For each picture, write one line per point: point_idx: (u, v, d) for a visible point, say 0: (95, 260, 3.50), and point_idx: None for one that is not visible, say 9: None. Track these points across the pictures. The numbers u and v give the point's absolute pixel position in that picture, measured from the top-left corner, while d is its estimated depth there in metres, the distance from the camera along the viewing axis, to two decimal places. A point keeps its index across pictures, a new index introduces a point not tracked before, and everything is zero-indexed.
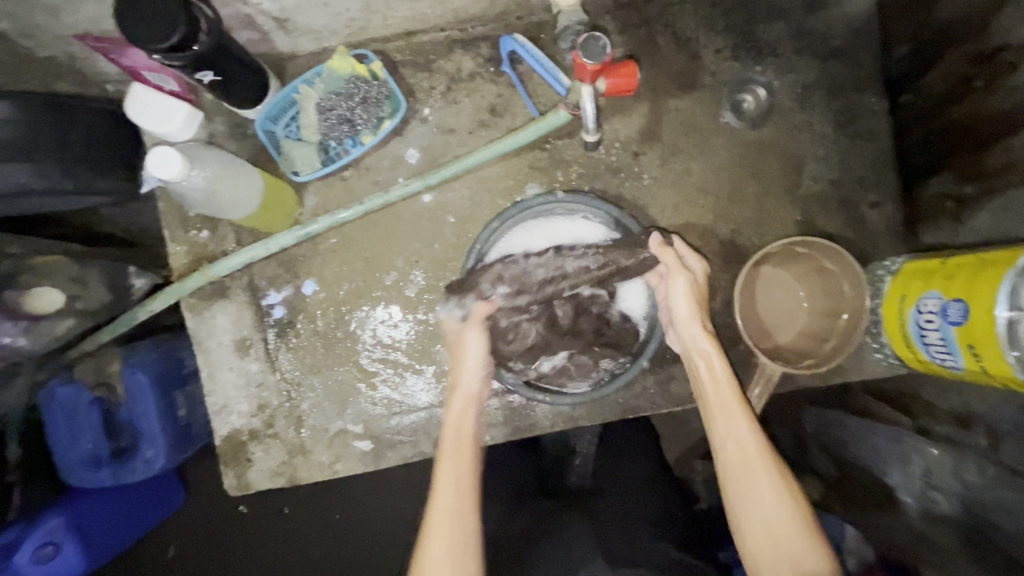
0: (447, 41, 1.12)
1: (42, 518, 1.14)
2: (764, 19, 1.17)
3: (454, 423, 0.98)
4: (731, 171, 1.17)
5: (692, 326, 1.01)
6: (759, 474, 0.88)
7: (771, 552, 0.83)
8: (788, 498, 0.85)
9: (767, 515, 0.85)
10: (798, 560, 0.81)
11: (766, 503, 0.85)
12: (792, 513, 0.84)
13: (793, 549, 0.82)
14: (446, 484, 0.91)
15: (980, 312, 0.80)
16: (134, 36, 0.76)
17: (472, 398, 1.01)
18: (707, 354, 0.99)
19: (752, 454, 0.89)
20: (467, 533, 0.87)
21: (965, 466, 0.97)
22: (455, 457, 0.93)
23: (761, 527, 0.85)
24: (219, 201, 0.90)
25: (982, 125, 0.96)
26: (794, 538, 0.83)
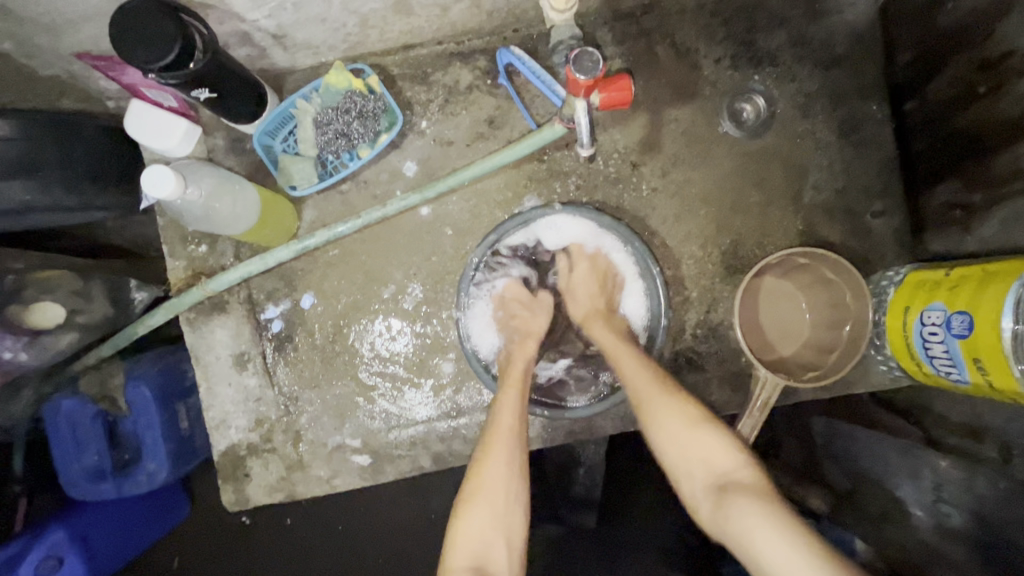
0: (445, 54, 1.12)
1: (45, 531, 1.11)
2: (763, 28, 1.16)
3: (511, 398, 0.97)
4: (731, 181, 1.15)
5: (574, 295, 1.09)
6: (659, 398, 0.92)
7: (690, 460, 0.88)
8: (692, 410, 0.90)
9: (679, 430, 0.89)
10: (711, 461, 0.87)
11: (674, 421, 0.90)
12: (699, 420, 0.89)
13: (706, 454, 0.88)
14: (496, 445, 0.92)
15: (985, 324, 0.78)
16: (133, 55, 0.77)
17: (522, 376, 1.00)
18: (588, 320, 1.07)
19: (646, 386, 0.94)
20: (507, 490, 0.89)
21: (975, 480, 0.95)
22: (510, 425, 0.94)
23: (671, 442, 0.89)
24: (216, 217, 0.91)
25: (988, 133, 0.95)
26: (704, 440, 0.88)
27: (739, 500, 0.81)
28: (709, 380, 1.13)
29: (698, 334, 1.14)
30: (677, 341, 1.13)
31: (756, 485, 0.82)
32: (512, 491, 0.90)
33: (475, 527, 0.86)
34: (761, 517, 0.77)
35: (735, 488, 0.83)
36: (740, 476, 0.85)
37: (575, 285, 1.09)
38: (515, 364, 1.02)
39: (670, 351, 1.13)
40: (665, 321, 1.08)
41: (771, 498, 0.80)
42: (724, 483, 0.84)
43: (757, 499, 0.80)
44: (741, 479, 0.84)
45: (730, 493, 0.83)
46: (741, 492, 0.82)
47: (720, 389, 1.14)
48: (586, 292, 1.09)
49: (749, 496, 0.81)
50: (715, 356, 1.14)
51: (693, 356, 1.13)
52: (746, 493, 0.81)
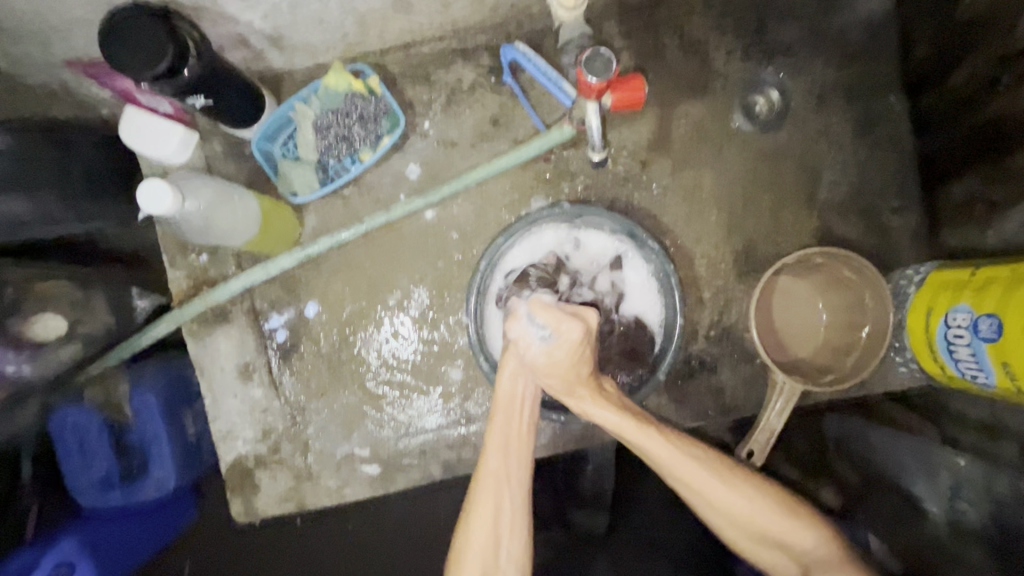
0: (446, 52, 1.08)
1: (56, 540, 1.09)
2: (776, 18, 1.11)
3: (501, 424, 0.86)
4: (744, 177, 1.12)
5: (552, 359, 0.82)
6: (721, 493, 0.88)
7: (758, 544, 0.90)
8: (753, 491, 0.89)
9: (755, 522, 0.88)
10: (790, 545, 0.88)
11: (739, 509, 0.88)
12: (765, 511, 0.88)
13: (783, 538, 0.88)
14: (487, 483, 0.85)
15: (1016, 328, 0.75)
16: (121, 63, 0.74)
17: (518, 400, 0.87)
18: (570, 392, 0.86)
19: (699, 475, 0.88)
20: (506, 532, 0.84)
21: (995, 479, 0.92)
22: (501, 460, 0.86)
23: (734, 526, 0.89)
24: (216, 228, 0.88)
25: (1011, 124, 0.91)
26: (787, 532, 0.88)
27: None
28: (723, 383, 1.11)
29: (712, 335, 1.11)
30: (690, 343, 1.11)
31: (839, 565, 0.86)
32: (507, 543, 0.85)
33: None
34: None
35: (821, 572, 0.86)
36: (820, 553, 0.88)
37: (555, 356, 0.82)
38: (506, 394, 0.87)
39: (683, 354, 1.11)
40: (682, 319, 1.04)
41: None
42: (809, 565, 0.88)
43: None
44: (822, 559, 0.87)
45: None
46: (830, 574, 0.85)
47: (734, 392, 1.11)
48: (565, 365, 0.82)
49: None
50: (729, 358, 1.11)
51: (707, 358, 1.11)
52: (834, 574, 0.85)
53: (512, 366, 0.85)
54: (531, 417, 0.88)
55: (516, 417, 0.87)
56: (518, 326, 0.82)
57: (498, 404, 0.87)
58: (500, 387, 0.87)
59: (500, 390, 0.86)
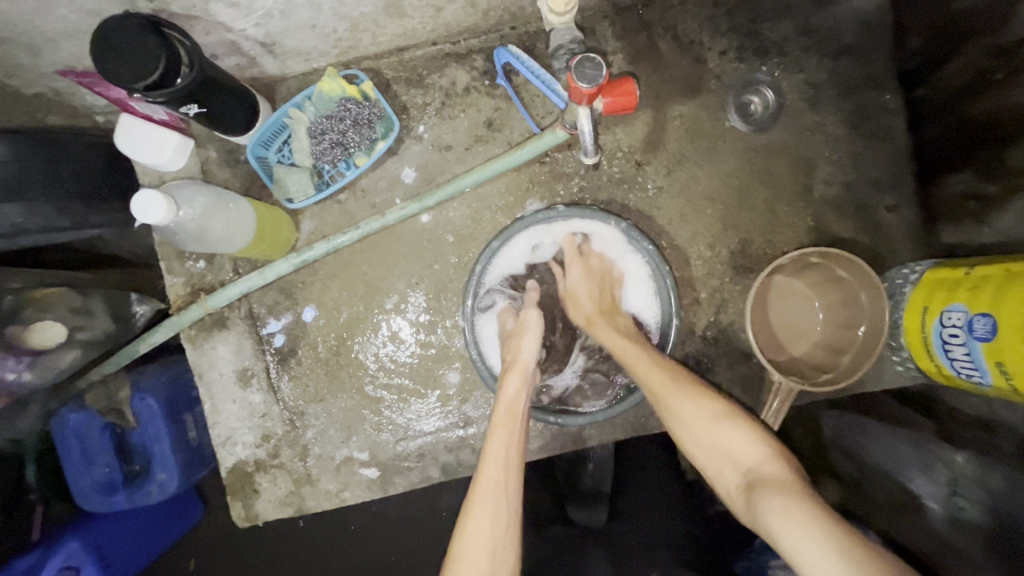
0: (440, 56, 1.08)
1: (61, 541, 1.11)
2: (769, 17, 1.11)
3: (501, 437, 0.88)
4: (739, 177, 1.12)
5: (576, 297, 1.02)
6: (674, 397, 0.89)
7: (712, 458, 0.85)
8: (708, 403, 0.87)
9: (706, 432, 0.86)
10: (735, 455, 0.83)
11: (690, 413, 0.87)
12: (715, 413, 0.86)
13: (728, 447, 0.83)
14: (486, 492, 0.82)
15: (1010, 327, 0.75)
16: (112, 74, 0.74)
17: (518, 413, 0.92)
18: (592, 322, 1.00)
19: (656, 380, 0.91)
20: (501, 543, 0.79)
21: (991, 475, 0.92)
22: (500, 471, 0.85)
23: (690, 432, 0.87)
24: (212, 236, 0.88)
25: (1003, 122, 0.91)
26: (730, 442, 0.84)
27: (765, 494, 0.75)
28: (720, 382, 1.11)
29: (708, 335, 1.11)
30: (686, 343, 1.11)
31: (784, 479, 0.76)
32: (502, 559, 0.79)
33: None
34: (784, 510, 0.72)
35: (760, 483, 0.77)
36: (767, 467, 0.79)
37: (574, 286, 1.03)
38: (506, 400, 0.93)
39: (680, 354, 1.11)
40: (678, 319, 1.05)
41: (798, 491, 0.73)
42: (749, 475, 0.80)
43: (783, 491, 0.74)
44: (769, 474, 0.78)
45: (754, 487, 0.78)
46: (767, 488, 0.76)
47: (731, 391, 1.11)
48: (585, 293, 1.02)
49: (773, 489, 0.75)
50: (726, 357, 1.11)
51: (703, 358, 1.11)
52: (772, 487, 0.75)
53: (516, 381, 0.94)
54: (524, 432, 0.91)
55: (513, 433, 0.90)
56: (534, 318, 0.99)
57: (498, 418, 0.90)
58: (505, 392, 0.93)
59: (503, 396, 0.92)
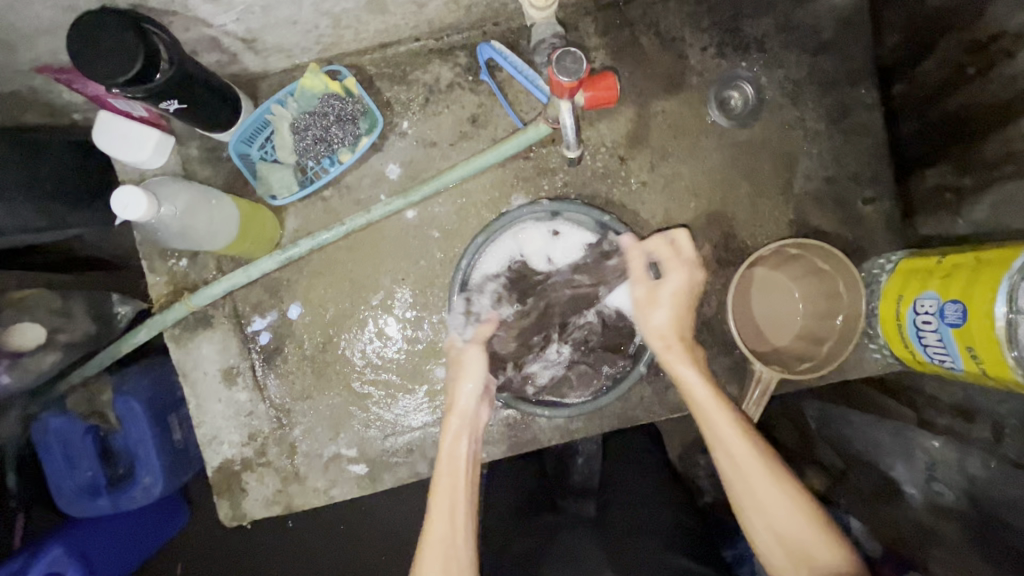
0: (423, 52, 1.08)
1: (45, 547, 1.07)
2: (748, 14, 1.13)
3: (444, 496, 0.88)
4: (720, 171, 1.14)
5: (660, 317, 0.97)
6: (757, 472, 0.84)
7: (786, 558, 0.81)
8: (786, 487, 0.83)
9: (782, 521, 0.82)
10: (815, 559, 0.79)
11: (769, 494, 0.83)
12: (806, 516, 0.81)
13: (808, 549, 0.80)
14: (433, 554, 0.83)
15: (979, 313, 0.77)
16: (90, 68, 0.73)
17: (459, 468, 0.90)
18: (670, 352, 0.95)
19: (747, 459, 0.85)
20: None
21: (968, 459, 0.95)
22: (448, 526, 0.85)
23: (764, 517, 0.83)
24: (193, 234, 0.88)
25: (975, 117, 0.94)
26: (809, 539, 0.80)
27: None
28: None
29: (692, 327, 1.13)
30: None
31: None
32: None
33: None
34: None
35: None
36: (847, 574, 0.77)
37: (661, 292, 0.98)
38: (446, 445, 0.93)
39: None
40: None
41: None
42: None
43: None
44: None
45: None
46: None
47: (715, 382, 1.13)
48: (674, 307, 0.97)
49: None
50: (709, 349, 1.13)
51: None
52: None
53: (454, 428, 0.94)
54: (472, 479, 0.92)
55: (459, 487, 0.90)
56: (472, 359, 0.98)
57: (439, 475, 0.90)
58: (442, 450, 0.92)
59: (441, 455, 0.91)
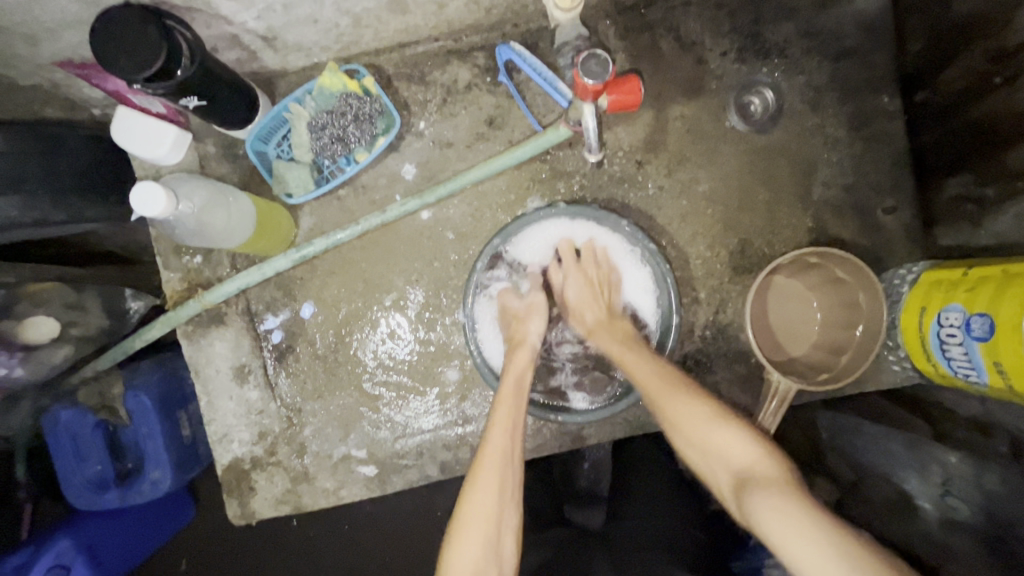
0: (441, 52, 1.08)
1: (50, 541, 1.07)
2: (769, 19, 1.12)
3: (507, 411, 0.90)
4: (738, 177, 1.12)
5: (579, 301, 1.03)
6: (672, 399, 0.88)
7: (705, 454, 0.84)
8: (702, 406, 0.86)
9: (693, 426, 0.85)
10: (729, 455, 0.82)
11: (682, 411, 0.87)
12: (716, 419, 0.84)
13: (720, 446, 0.83)
14: (491, 464, 0.84)
15: (1008, 327, 0.75)
16: (113, 64, 0.73)
17: (522, 391, 0.93)
18: (593, 330, 1.01)
19: (656, 385, 0.90)
20: (504, 513, 0.81)
21: (986, 475, 0.93)
22: (506, 440, 0.87)
23: (688, 441, 0.86)
24: (210, 231, 0.87)
25: (1000, 127, 0.92)
26: (720, 440, 0.83)
27: (759, 490, 0.76)
28: (718, 381, 1.11)
29: (707, 334, 1.11)
30: (686, 342, 1.11)
31: (777, 477, 0.76)
32: (504, 518, 0.81)
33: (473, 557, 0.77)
34: (780, 514, 0.71)
35: (755, 478, 0.78)
36: (762, 467, 0.78)
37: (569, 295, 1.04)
38: (514, 372, 0.95)
39: (678, 353, 1.11)
40: (678, 319, 1.04)
41: (793, 493, 0.73)
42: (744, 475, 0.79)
43: (780, 493, 0.74)
44: (764, 474, 0.78)
45: (750, 487, 0.77)
46: (761, 483, 0.76)
47: (729, 390, 1.11)
48: (587, 302, 1.03)
49: (770, 490, 0.75)
50: (724, 357, 1.11)
51: (702, 357, 1.11)
52: (767, 488, 0.75)
53: (524, 358, 0.97)
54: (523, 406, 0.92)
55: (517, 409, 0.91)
56: (540, 299, 1.03)
57: (502, 393, 0.92)
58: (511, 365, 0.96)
59: (507, 375, 0.93)
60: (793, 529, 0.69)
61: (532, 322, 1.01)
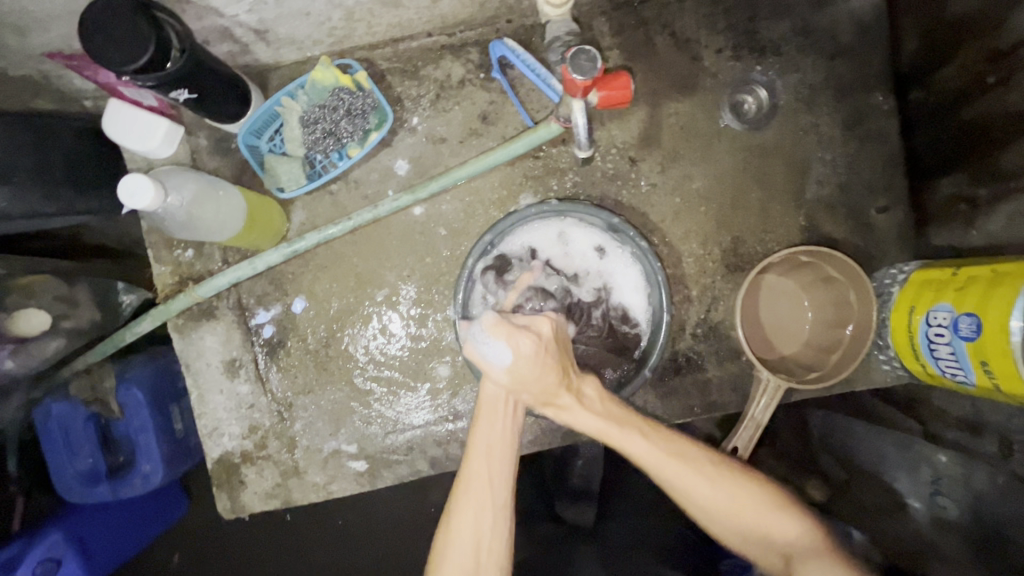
0: (435, 48, 1.07)
1: (42, 533, 1.08)
2: (764, 18, 1.12)
3: (486, 428, 0.84)
4: (731, 175, 1.12)
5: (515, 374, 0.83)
6: (690, 476, 0.84)
7: (745, 537, 0.85)
8: (734, 486, 0.84)
9: (728, 510, 0.84)
10: (775, 533, 0.84)
11: (709, 493, 0.84)
12: (749, 498, 0.84)
13: (763, 524, 0.84)
14: (470, 500, 0.81)
15: (995, 327, 0.76)
16: (101, 56, 0.73)
17: (501, 403, 0.86)
18: (547, 404, 0.86)
19: (662, 461, 0.85)
20: (487, 542, 0.80)
21: (973, 475, 0.93)
22: (485, 463, 0.82)
23: (715, 513, 0.85)
24: (201, 224, 0.87)
25: (993, 127, 0.92)
26: (755, 516, 0.84)
27: (816, 570, 0.79)
28: (709, 379, 1.12)
29: (698, 332, 1.12)
30: (677, 340, 1.11)
31: (823, 552, 0.81)
32: (489, 547, 0.80)
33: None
34: None
35: (804, 557, 0.81)
36: (805, 543, 0.83)
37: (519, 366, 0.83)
38: (488, 395, 0.86)
39: (669, 351, 1.12)
40: (669, 316, 1.03)
41: (844, 567, 0.79)
42: (792, 553, 0.83)
43: (829, 567, 0.79)
44: (807, 548, 0.82)
45: (801, 564, 0.81)
46: (815, 563, 0.80)
47: (720, 388, 1.12)
48: (533, 373, 0.83)
49: (824, 565, 0.79)
50: (715, 355, 1.12)
51: (693, 355, 1.11)
52: (819, 562, 0.80)
53: (491, 371, 0.86)
54: (513, 422, 0.86)
55: (499, 421, 0.85)
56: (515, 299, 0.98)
57: (482, 407, 0.86)
58: (485, 383, 0.87)
59: (485, 390, 0.85)
60: None
61: (486, 362, 0.84)
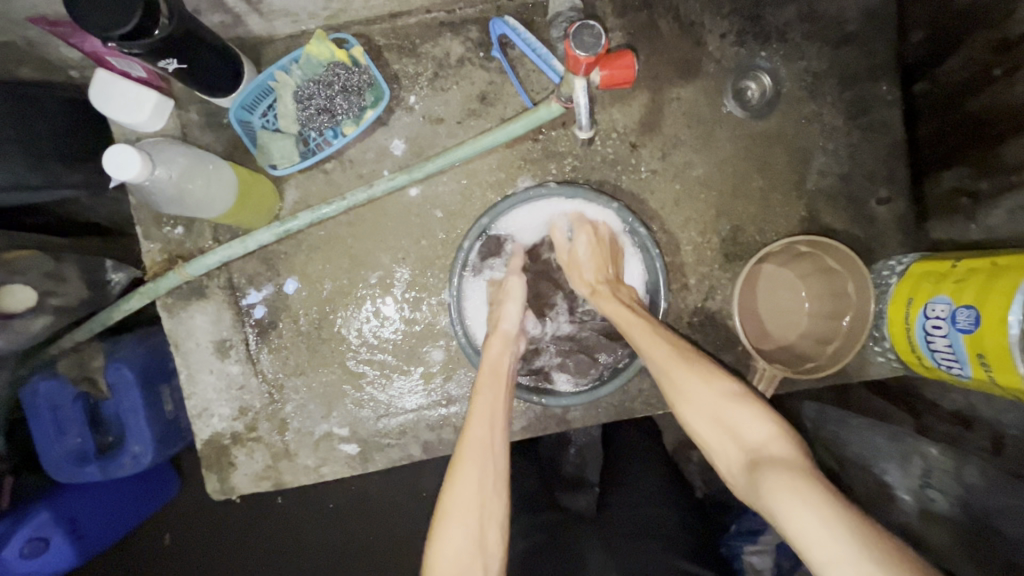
0: (434, 24, 1.05)
1: (29, 512, 1.07)
2: (770, 2, 1.10)
3: (488, 398, 0.89)
4: (733, 163, 1.11)
5: (579, 257, 1.00)
6: (682, 373, 0.84)
7: (720, 431, 0.80)
8: (720, 387, 0.82)
9: (706, 406, 0.81)
10: (744, 435, 0.78)
11: (689, 388, 0.83)
12: (730, 395, 0.81)
13: (734, 426, 0.79)
14: (471, 457, 0.83)
15: (992, 319, 0.75)
16: (84, 21, 0.70)
17: (502, 375, 0.92)
18: (596, 295, 0.97)
19: (668, 361, 0.86)
20: (488, 498, 0.81)
21: (964, 467, 0.93)
22: (486, 430, 0.86)
23: (698, 413, 0.82)
24: (190, 199, 0.85)
25: (997, 118, 0.91)
26: (735, 419, 0.79)
27: (774, 475, 0.71)
28: None
29: (695, 321, 1.11)
30: (673, 328, 1.11)
31: (794, 461, 0.71)
32: (488, 505, 0.81)
33: (456, 543, 0.77)
34: (795, 493, 0.67)
35: (768, 463, 0.73)
36: (776, 449, 0.74)
37: (579, 255, 1.00)
38: (491, 362, 0.93)
39: None
40: (666, 303, 1.03)
41: (809, 475, 0.69)
42: (758, 458, 0.75)
43: (793, 473, 0.70)
44: (779, 455, 0.73)
45: (764, 469, 0.72)
46: (778, 467, 0.71)
47: None
48: (590, 260, 0.99)
49: (786, 471, 0.70)
50: (711, 344, 1.11)
51: (689, 344, 1.11)
52: (781, 469, 0.71)
53: (498, 341, 0.95)
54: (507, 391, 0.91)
55: (499, 393, 0.90)
56: (517, 284, 0.99)
57: (483, 378, 0.91)
58: (488, 354, 0.94)
59: (486, 361, 0.92)
60: (805, 512, 0.65)
61: (512, 300, 0.97)
